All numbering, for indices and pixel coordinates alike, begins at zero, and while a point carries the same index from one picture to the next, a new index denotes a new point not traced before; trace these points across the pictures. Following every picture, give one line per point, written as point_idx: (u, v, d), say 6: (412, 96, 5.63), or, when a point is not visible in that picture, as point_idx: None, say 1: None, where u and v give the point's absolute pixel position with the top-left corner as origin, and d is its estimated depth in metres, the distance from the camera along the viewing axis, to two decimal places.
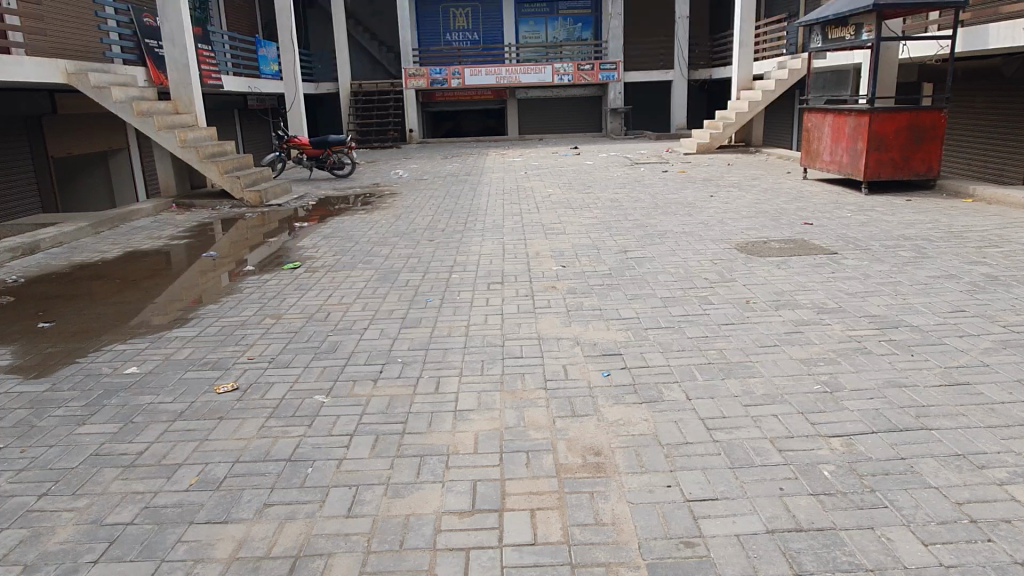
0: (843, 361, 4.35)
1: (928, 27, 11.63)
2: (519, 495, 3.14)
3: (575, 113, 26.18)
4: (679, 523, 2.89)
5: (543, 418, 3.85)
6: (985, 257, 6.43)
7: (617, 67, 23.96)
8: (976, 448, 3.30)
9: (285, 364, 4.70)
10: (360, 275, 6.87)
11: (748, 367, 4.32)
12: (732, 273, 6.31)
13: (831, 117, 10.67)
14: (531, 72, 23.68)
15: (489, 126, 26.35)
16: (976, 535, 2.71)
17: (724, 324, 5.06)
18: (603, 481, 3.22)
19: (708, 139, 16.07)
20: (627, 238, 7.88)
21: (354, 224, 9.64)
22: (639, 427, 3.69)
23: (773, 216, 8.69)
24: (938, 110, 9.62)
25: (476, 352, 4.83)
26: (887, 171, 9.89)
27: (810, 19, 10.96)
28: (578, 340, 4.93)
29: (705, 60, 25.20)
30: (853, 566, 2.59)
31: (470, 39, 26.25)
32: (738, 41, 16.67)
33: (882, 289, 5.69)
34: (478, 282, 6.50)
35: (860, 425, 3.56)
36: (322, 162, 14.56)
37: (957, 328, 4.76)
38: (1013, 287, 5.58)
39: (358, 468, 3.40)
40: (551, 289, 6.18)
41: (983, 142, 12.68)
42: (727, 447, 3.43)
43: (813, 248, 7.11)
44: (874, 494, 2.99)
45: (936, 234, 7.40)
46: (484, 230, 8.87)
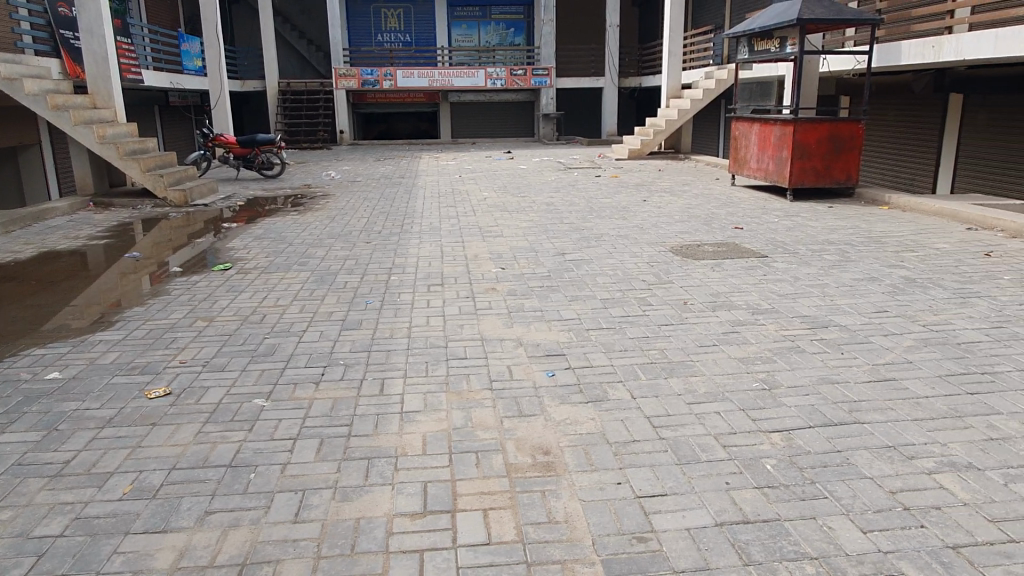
0: (778, 359, 4.51)
1: (845, 43, 12.23)
2: (471, 495, 3.12)
3: (508, 118, 26.34)
4: (631, 519, 2.93)
5: (490, 418, 3.84)
6: (902, 261, 6.79)
7: (549, 73, 24.23)
8: (905, 439, 3.47)
9: (220, 367, 4.54)
10: (297, 277, 6.71)
11: (689, 366, 4.43)
12: (669, 275, 6.46)
13: (758, 127, 11.07)
14: (464, 76, 23.70)
15: (422, 129, 26.19)
16: (910, 521, 2.84)
17: (663, 324, 5.18)
18: (553, 480, 3.23)
19: (639, 145, 16.50)
20: (564, 241, 7.96)
21: (287, 225, 9.42)
22: (586, 426, 3.72)
23: (705, 221, 8.95)
24: (856, 121, 10.09)
25: (419, 353, 4.77)
26: (810, 179, 10.31)
27: (736, 31, 11.34)
28: (521, 341, 4.94)
29: (634, 68, 25.80)
30: (799, 554, 2.67)
31: (401, 41, 26.05)
32: (667, 51, 17.14)
33: (810, 290, 5.93)
34: (418, 284, 6.44)
35: (797, 420, 3.70)
36: (250, 162, 14.10)
37: (882, 327, 5.01)
38: (929, 288, 5.91)
39: (304, 472, 3.30)
40: (492, 290, 6.18)
41: (896, 152, 13.44)
42: (673, 444, 3.50)
43: (744, 251, 7.36)
44: (815, 485, 3.11)
45: (857, 239, 7.77)
46: (422, 232, 8.80)
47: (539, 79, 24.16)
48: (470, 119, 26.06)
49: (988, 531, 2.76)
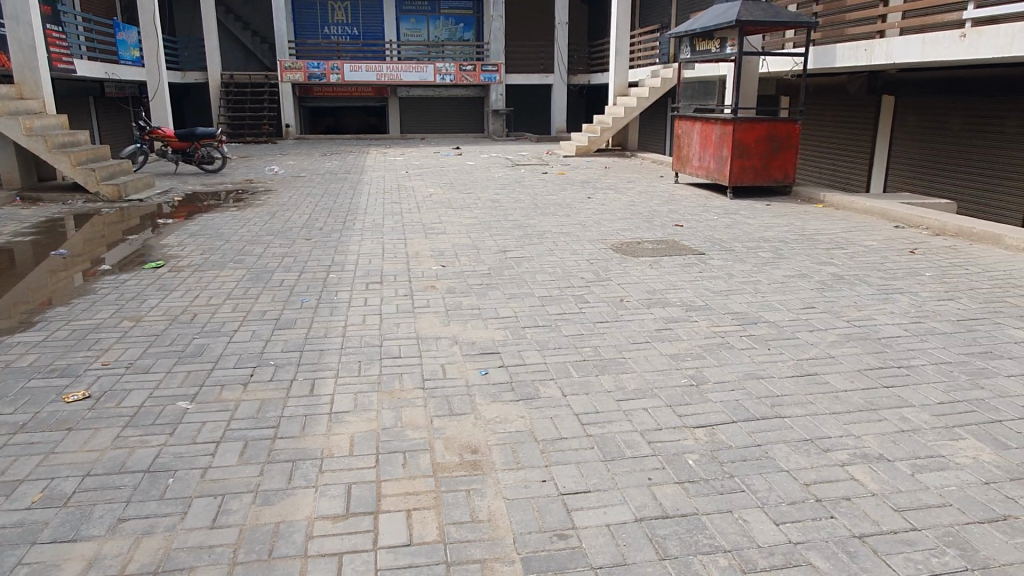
0: (707, 356, 4.59)
1: (784, 44, 12.51)
2: (396, 496, 3.10)
3: (458, 114, 26.24)
4: (553, 516, 2.95)
5: (420, 417, 3.82)
6: (833, 258, 7.00)
7: (498, 69, 24.26)
8: (822, 432, 3.58)
9: (145, 369, 4.42)
10: (232, 275, 6.57)
11: (621, 363, 4.48)
12: (607, 273, 6.52)
13: (700, 125, 11.28)
14: (412, 70, 23.58)
15: (370, 124, 25.91)
16: (821, 513, 2.93)
17: (599, 321, 5.23)
18: (479, 478, 3.24)
19: (587, 142, 16.60)
20: (506, 238, 7.97)
21: (226, 221, 9.21)
22: (515, 424, 3.74)
23: (646, 218, 9.06)
24: (793, 121, 10.36)
25: (353, 352, 4.72)
26: (749, 177, 10.53)
27: (678, 31, 11.50)
28: (456, 339, 4.93)
29: (583, 65, 26.01)
30: (713, 548, 2.74)
31: (349, 34, 25.69)
32: (615, 49, 17.27)
33: (743, 287, 6.06)
34: (356, 282, 6.37)
35: (722, 415, 3.78)
36: (189, 156, 13.74)
37: (808, 323, 5.15)
38: (856, 285, 6.09)
39: (225, 476, 3.25)
40: (431, 288, 6.16)
41: (833, 152, 13.81)
42: (600, 441, 3.53)
43: (683, 248, 7.49)
44: (733, 479, 3.19)
45: (792, 236, 7.98)
46: (364, 229, 8.71)
47: (488, 74, 24.18)
48: (419, 114, 25.88)
49: (893, 521, 2.87)
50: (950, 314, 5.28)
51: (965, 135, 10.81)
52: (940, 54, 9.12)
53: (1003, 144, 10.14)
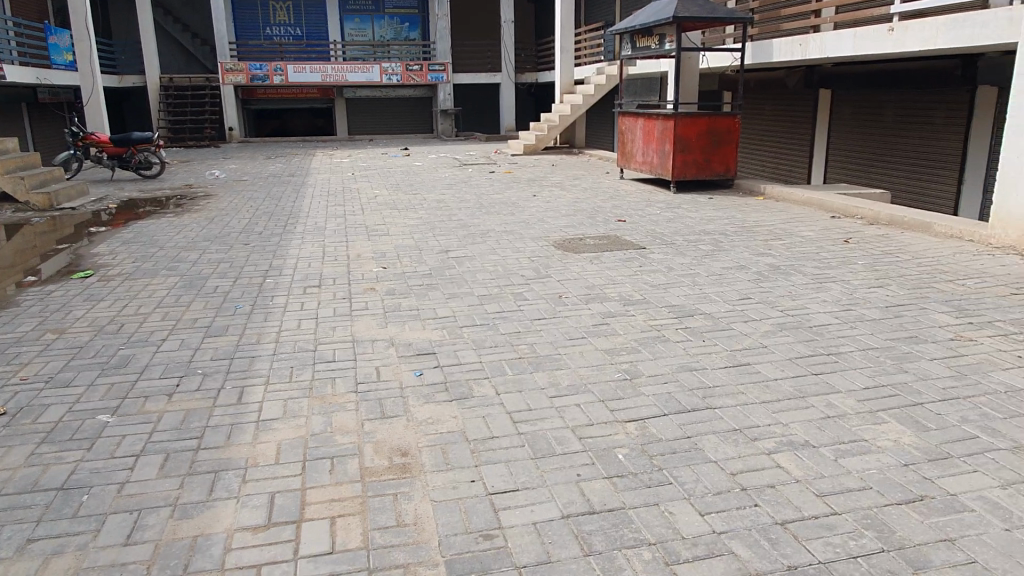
0: (642, 349, 4.61)
1: (724, 40, 12.70)
2: (320, 504, 3.03)
3: (407, 114, 26.04)
4: (480, 517, 2.92)
5: (351, 422, 3.74)
6: (770, 249, 7.12)
7: (446, 69, 24.24)
8: (751, 422, 3.61)
9: (65, 383, 4.25)
10: (164, 283, 6.38)
11: (556, 360, 4.47)
12: (548, 270, 6.51)
13: (643, 121, 11.39)
14: (358, 71, 23.42)
15: (317, 126, 25.55)
16: (746, 502, 2.96)
17: (536, 318, 5.22)
18: (407, 482, 3.19)
19: (534, 140, 16.66)
20: (449, 238, 7.91)
21: (162, 227, 8.98)
22: (447, 424, 3.69)
23: (589, 215, 9.08)
24: (732, 115, 10.54)
25: (285, 359, 4.60)
26: (691, 171, 10.66)
27: (619, 28, 11.59)
28: (392, 341, 4.86)
29: (531, 64, 26.10)
30: (637, 541, 2.73)
31: (292, 34, 25.31)
32: (560, 47, 17.35)
33: (681, 280, 6.11)
34: (293, 286, 6.23)
35: (653, 409, 3.79)
36: (126, 162, 13.36)
37: (743, 314, 5.22)
38: (791, 275, 6.20)
39: (142, 490, 3.13)
40: (370, 290, 6.07)
41: (774, 145, 14.10)
42: (531, 438, 3.51)
43: (624, 243, 7.52)
44: (661, 472, 3.19)
45: (732, 229, 8.08)
46: (305, 232, 8.57)
47: (435, 74, 24.18)
48: (367, 115, 25.59)
49: (815, 506, 2.91)
50: (879, 301, 5.40)
51: (898, 127, 11.12)
52: (871, 48, 9.35)
53: (934, 134, 10.44)
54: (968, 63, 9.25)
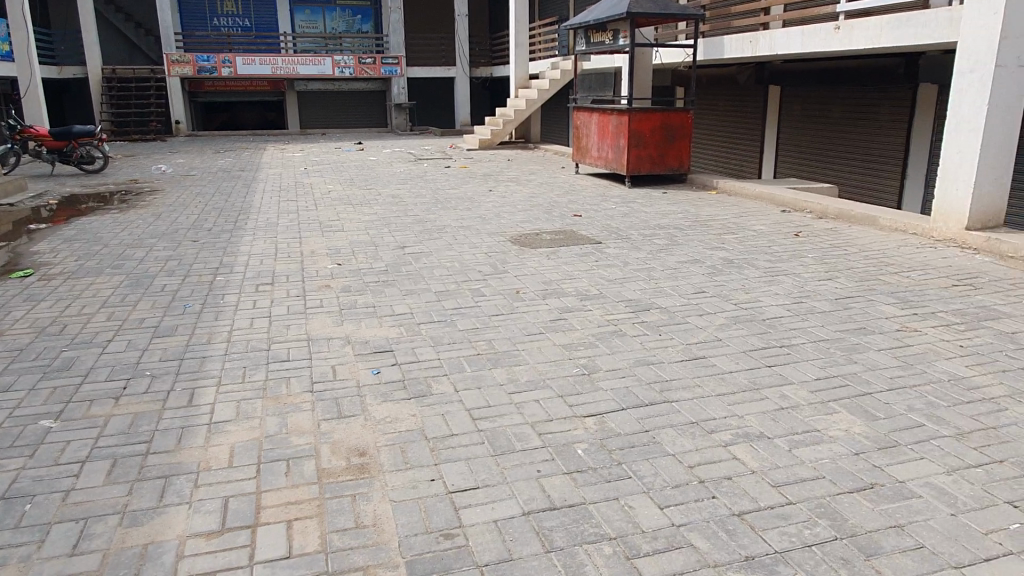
0: (600, 344, 4.64)
1: (677, 36, 12.84)
2: (276, 507, 2.97)
3: (361, 108, 25.71)
4: (440, 516, 2.89)
5: (307, 422, 3.68)
6: (724, 243, 7.23)
7: (399, 62, 24.09)
8: (707, 415, 3.66)
9: (4, 387, 4.07)
10: (109, 282, 6.18)
11: (514, 356, 4.46)
12: (505, 265, 6.50)
13: (597, 117, 11.45)
14: (310, 63, 23.10)
15: (268, 119, 25.05)
16: (703, 494, 2.99)
17: (494, 314, 5.20)
18: (365, 482, 3.14)
19: (489, 135, 16.62)
20: (405, 234, 7.84)
21: (106, 224, 8.70)
22: (405, 423, 3.65)
23: (546, 210, 9.10)
24: (686, 111, 10.67)
25: (237, 359, 4.49)
26: (646, 166, 10.76)
27: (574, 23, 11.61)
28: (349, 339, 4.79)
29: (486, 58, 26.03)
30: (598, 536, 2.74)
31: (241, 26, 24.73)
32: (514, 42, 17.31)
33: (638, 275, 6.16)
34: (245, 284, 6.10)
35: (611, 403, 3.81)
36: (67, 156, 12.89)
37: (698, 308, 5.29)
38: (744, 269, 6.30)
39: (89, 498, 3.02)
40: (324, 287, 5.97)
41: (727, 140, 14.34)
42: (490, 435, 3.50)
43: (581, 238, 7.55)
44: (621, 466, 3.21)
45: (686, 223, 8.19)
46: (257, 228, 8.39)
47: (389, 67, 24.04)
48: (320, 109, 25.19)
49: (771, 497, 2.96)
50: (828, 294, 5.54)
51: (844, 123, 11.40)
52: (819, 46, 9.55)
53: (879, 131, 10.74)
54: (910, 62, 9.53)
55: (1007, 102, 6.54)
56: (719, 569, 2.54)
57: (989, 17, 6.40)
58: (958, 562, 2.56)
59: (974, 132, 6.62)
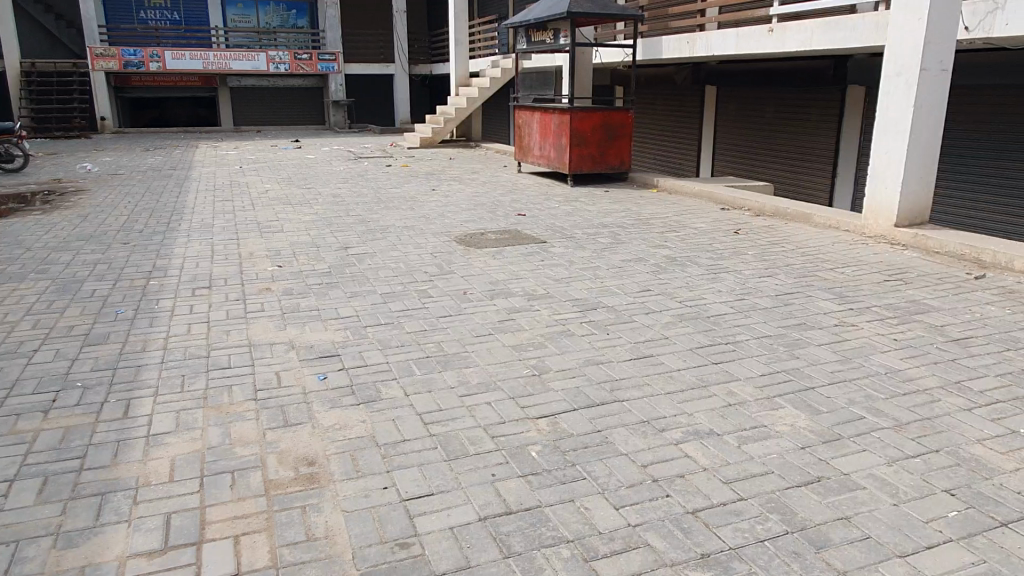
0: (549, 344, 4.63)
1: (616, 36, 12.99)
2: (222, 522, 2.85)
3: (297, 105, 25.14)
4: (394, 525, 2.83)
5: (252, 432, 3.55)
6: (666, 241, 7.33)
7: (336, 58, 23.73)
8: (658, 413, 3.70)
9: None
10: (32, 288, 5.85)
11: (463, 358, 4.42)
12: (451, 265, 6.45)
13: (539, 116, 11.48)
14: (242, 59, 22.56)
15: (199, 116, 24.26)
16: (657, 493, 3.01)
17: (442, 316, 5.14)
18: (315, 493, 3.05)
19: (430, 133, 16.49)
20: (347, 234, 7.69)
21: (28, 226, 8.25)
22: (355, 430, 3.57)
23: (490, 209, 9.06)
24: (626, 110, 10.80)
25: (175, 367, 4.32)
26: (587, 165, 10.84)
27: (514, 22, 11.61)
28: (293, 344, 4.66)
29: (425, 55, 25.87)
30: (555, 540, 2.73)
31: (169, 19, 23.86)
32: (454, 39, 17.20)
33: (584, 274, 6.19)
34: (181, 288, 5.87)
35: (563, 404, 3.81)
36: None
37: (645, 306, 5.35)
38: (687, 266, 6.41)
39: (18, 520, 2.84)
40: (265, 290, 5.80)
41: (665, 139, 14.59)
42: (443, 440, 3.45)
43: (525, 237, 7.55)
44: (575, 468, 3.21)
45: (628, 222, 8.28)
46: (191, 229, 8.10)
47: (325, 64, 23.69)
48: (254, 105, 24.52)
49: (723, 493, 3.00)
50: (769, 290, 5.67)
51: (778, 123, 11.72)
52: (753, 47, 9.78)
53: (810, 130, 11.09)
54: (839, 64, 9.87)
55: (931, 107, 6.83)
56: (677, 568, 2.56)
57: (915, 22, 6.67)
58: (903, 552, 2.65)
59: (902, 133, 6.89)
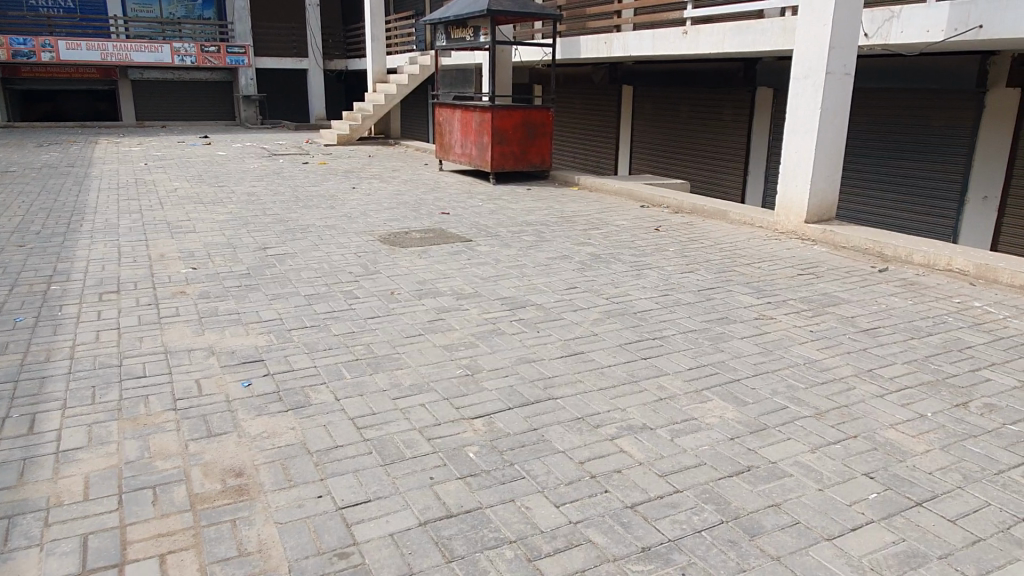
0: (481, 343, 4.61)
1: (534, 35, 13.11)
2: (146, 541, 2.70)
3: (204, 99, 24.12)
4: (331, 534, 2.75)
5: (173, 444, 3.37)
6: (590, 239, 7.42)
7: (246, 51, 22.95)
8: (591, 409, 3.74)
9: None
10: None
11: (395, 359, 4.34)
12: (376, 265, 6.33)
13: (460, 113, 11.44)
14: (145, 50, 21.52)
15: (98, 110, 22.95)
16: (596, 489, 3.04)
17: (369, 317, 5.03)
18: (245, 505, 2.92)
19: (347, 130, 16.15)
20: (265, 234, 7.43)
21: None
22: (284, 437, 3.45)
23: (412, 207, 8.95)
24: (545, 108, 10.88)
25: (85, 378, 4.05)
26: (510, 163, 10.86)
27: (432, 18, 11.49)
28: (213, 350, 4.46)
29: (340, 50, 25.34)
30: (498, 541, 2.71)
31: (62, 6, 22.42)
32: (370, 35, 16.92)
33: (511, 272, 6.18)
34: (87, 293, 5.53)
35: (497, 403, 3.80)
36: None
37: (572, 303, 5.40)
38: (612, 263, 6.51)
39: None
40: (180, 294, 5.54)
41: (586, 139, 14.80)
42: (378, 445, 3.37)
43: (450, 236, 7.49)
44: (513, 467, 3.20)
45: (551, 219, 8.35)
46: (95, 230, 7.65)
47: (235, 57, 22.78)
48: (157, 99, 23.39)
49: (660, 487, 3.06)
50: (692, 285, 5.83)
51: (693, 123, 12.07)
52: (668, 49, 10.03)
53: (723, 130, 11.47)
54: (749, 66, 10.26)
55: (837, 108, 7.18)
56: (620, 563, 2.59)
57: (820, 28, 6.99)
58: (830, 535, 2.76)
59: (810, 133, 7.20)
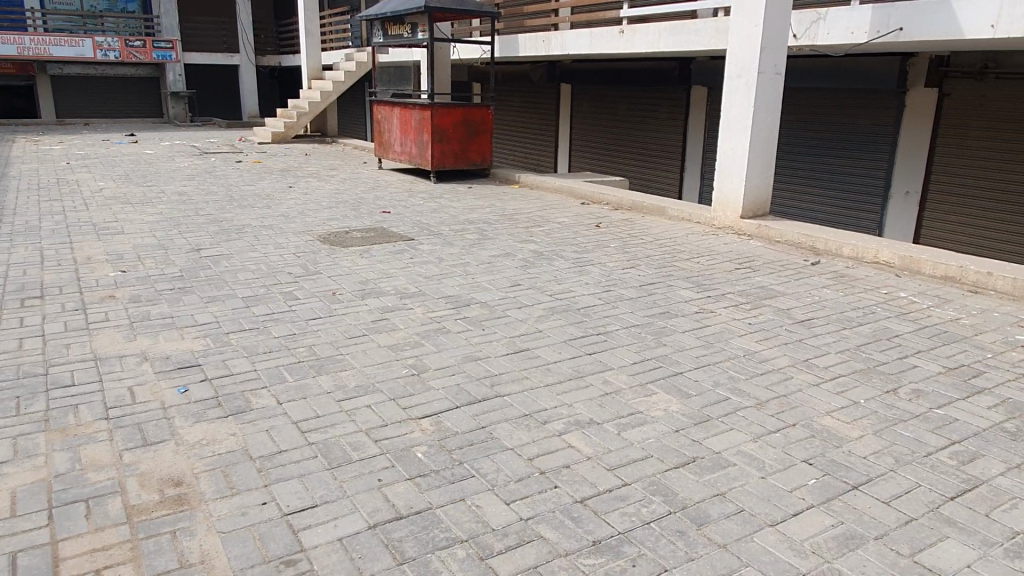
0: (426, 343, 4.57)
1: (472, 33, 13.09)
2: (79, 556, 2.58)
3: (130, 96, 23.23)
4: (277, 541, 2.68)
5: (107, 454, 3.23)
6: (532, 236, 7.44)
7: (174, 46, 22.13)
8: (538, 406, 3.75)
9: None
10: None
11: (339, 360, 4.26)
12: (316, 266, 6.20)
13: (399, 112, 11.33)
14: (65, 44, 20.57)
15: (15, 107, 21.86)
16: (546, 485, 3.05)
17: (311, 318, 4.93)
18: (186, 515, 2.82)
19: (283, 128, 15.77)
20: (199, 235, 7.19)
21: None
22: (225, 443, 3.34)
23: (352, 206, 8.81)
24: (485, 107, 10.87)
25: (7, 388, 3.84)
26: (450, 161, 10.81)
27: (368, 14, 11.31)
28: (146, 356, 4.29)
29: (273, 46, 24.75)
30: (449, 540, 2.69)
31: None
32: (304, 31, 16.58)
33: (454, 271, 6.14)
34: (7, 299, 5.24)
35: (445, 402, 3.77)
36: None
37: (517, 301, 5.40)
38: (555, 260, 6.55)
39: None
40: (109, 298, 5.31)
41: (526, 137, 14.85)
42: (323, 448, 3.30)
43: (392, 235, 7.39)
44: (462, 466, 3.18)
45: (493, 217, 8.34)
46: (14, 232, 7.26)
47: (162, 52, 21.98)
48: (79, 96, 22.42)
49: (608, 480, 3.09)
50: (634, 281, 5.92)
51: (629, 121, 12.27)
52: (604, 48, 10.15)
53: (659, 127, 11.70)
54: (684, 65, 10.53)
55: (769, 106, 7.39)
56: (571, 557, 2.61)
57: (751, 29, 7.18)
58: (774, 521, 2.84)
59: (744, 131, 7.40)
